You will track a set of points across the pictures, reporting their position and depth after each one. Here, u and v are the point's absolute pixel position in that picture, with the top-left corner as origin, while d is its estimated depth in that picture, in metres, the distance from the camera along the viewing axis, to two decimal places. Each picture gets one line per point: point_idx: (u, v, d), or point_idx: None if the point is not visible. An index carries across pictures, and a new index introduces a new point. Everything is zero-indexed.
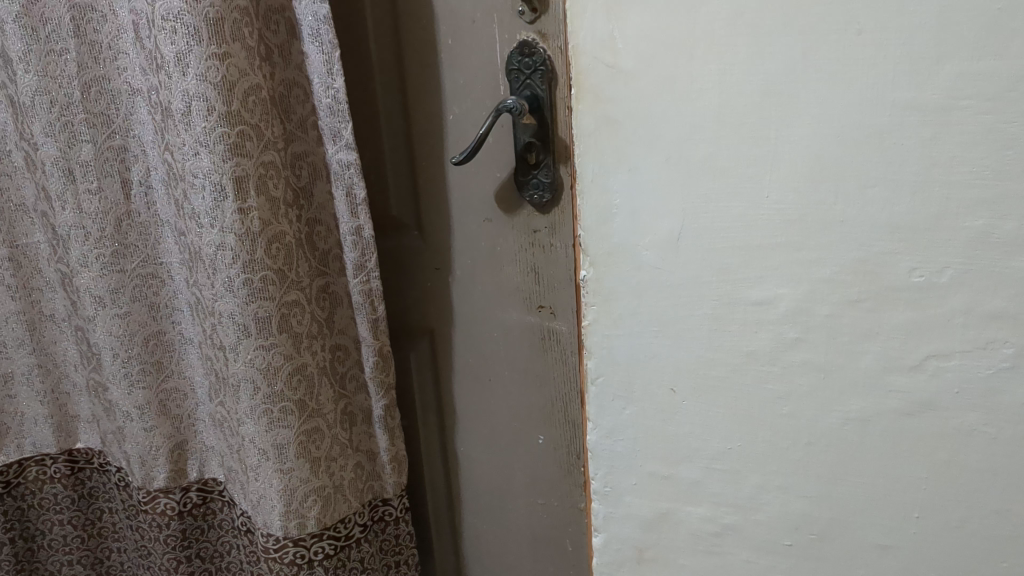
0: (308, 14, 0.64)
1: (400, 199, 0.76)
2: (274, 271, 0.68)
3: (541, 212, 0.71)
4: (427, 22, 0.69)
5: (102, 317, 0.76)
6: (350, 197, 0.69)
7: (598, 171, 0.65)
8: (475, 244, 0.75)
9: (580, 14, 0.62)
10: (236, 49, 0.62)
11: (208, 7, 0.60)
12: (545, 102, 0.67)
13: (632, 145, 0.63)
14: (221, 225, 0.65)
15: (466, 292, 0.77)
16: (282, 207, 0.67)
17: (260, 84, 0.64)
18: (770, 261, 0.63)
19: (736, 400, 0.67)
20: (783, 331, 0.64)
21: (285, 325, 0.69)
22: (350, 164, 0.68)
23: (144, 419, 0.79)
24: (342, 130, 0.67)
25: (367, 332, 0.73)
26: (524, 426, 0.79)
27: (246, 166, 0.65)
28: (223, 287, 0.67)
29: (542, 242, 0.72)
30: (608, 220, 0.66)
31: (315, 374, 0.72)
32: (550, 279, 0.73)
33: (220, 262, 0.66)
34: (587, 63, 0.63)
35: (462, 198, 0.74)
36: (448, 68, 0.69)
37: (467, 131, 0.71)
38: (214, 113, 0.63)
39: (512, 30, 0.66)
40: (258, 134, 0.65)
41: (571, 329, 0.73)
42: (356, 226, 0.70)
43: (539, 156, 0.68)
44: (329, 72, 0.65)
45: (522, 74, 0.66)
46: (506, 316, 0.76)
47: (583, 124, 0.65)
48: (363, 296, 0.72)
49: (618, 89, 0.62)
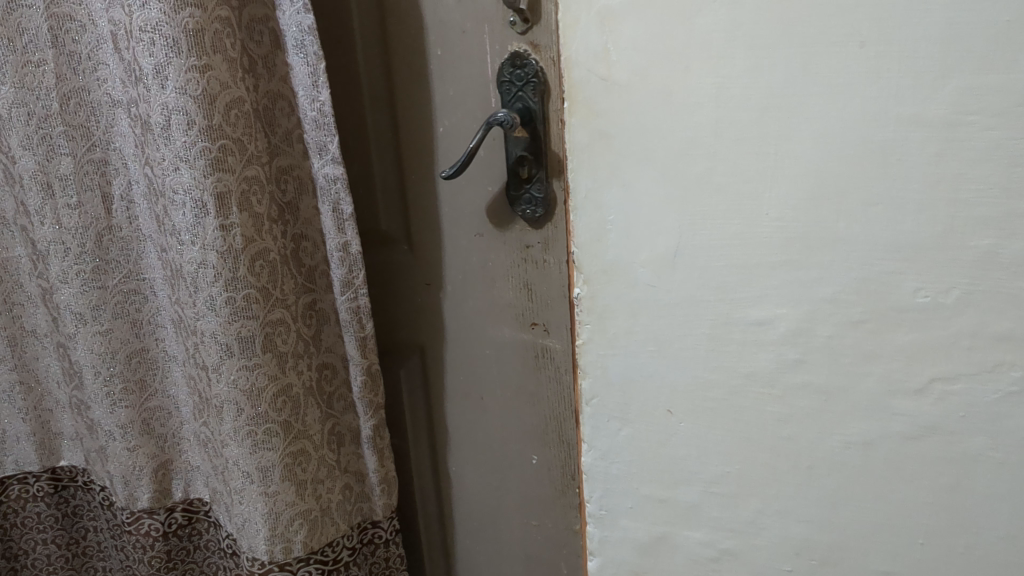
0: (292, 25, 0.62)
1: (389, 213, 0.74)
2: (257, 289, 0.66)
3: (534, 227, 0.69)
4: (416, 32, 0.67)
5: (82, 334, 0.73)
6: (336, 213, 0.67)
7: (592, 187, 0.63)
8: (467, 260, 0.73)
9: (573, 25, 0.59)
10: (217, 61, 0.60)
11: (187, 18, 0.58)
12: (538, 115, 0.64)
13: (627, 159, 0.61)
14: (203, 242, 0.63)
15: (457, 309, 0.75)
16: (266, 223, 0.65)
17: (243, 96, 0.62)
18: (770, 280, 0.61)
19: (735, 422, 0.65)
20: (783, 352, 0.62)
21: (269, 344, 0.67)
22: (337, 178, 0.66)
23: (127, 439, 0.76)
24: (328, 144, 0.65)
25: (355, 351, 0.71)
26: (518, 446, 0.77)
27: (228, 182, 0.62)
28: (205, 306, 0.65)
29: (535, 258, 0.70)
30: (603, 237, 0.64)
31: (301, 394, 0.70)
32: (544, 295, 0.71)
33: (202, 280, 0.64)
34: (580, 75, 0.60)
35: (453, 213, 0.71)
36: (438, 79, 0.67)
37: (458, 145, 0.69)
38: (195, 128, 0.61)
39: (503, 41, 0.64)
40: (241, 148, 0.63)
41: (565, 347, 0.71)
42: (343, 243, 0.68)
43: (532, 170, 0.66)
44: (314, 84, 0.63)
45: (513, 86, 0.64)
46: (499, 333, 0.74)
47: (575, 138, 0.62)
48: (350, 314, 0.70)
49: (612, 103, 0.60)
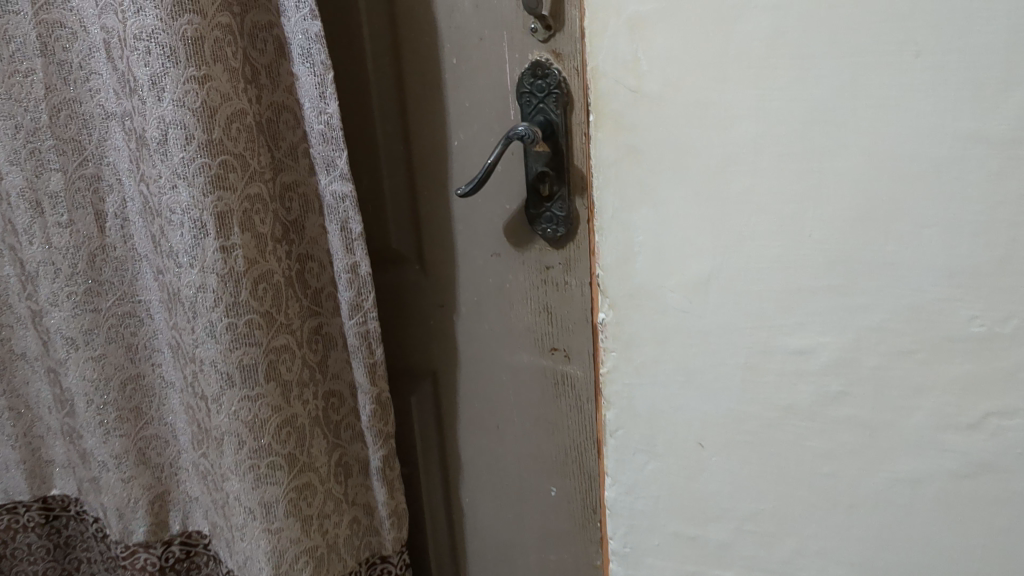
0: (298, 32, 0.58)
1: (400, 231, 0.70)
2: (261, 314, 0.61)
3: (555, 247, 0.64)
4: (430, 40, 0.62)
5: (74, 360, 0.70)
6: (345, 232, 0.62)
7: (620, 206, 0.59)
8: (483, 281, 0.68)
9: (600, 33, 0.55)
10: (218, 71, 0.56)
11: (185, 25, 0.54)
12: (560, 128, 0.60)
13: (657, 177, 0.57)
14: (202, 265, 0.59)
15: (472, 332, 0.71)
16: (269, 244, 0.61)
17: (245, 109, 0.58)
18: (812, 305, 0.56)
19: (771, 456, 0.61)
20: (824, 384, 0.58)
21: (273, 373, 0.63)
22: (345, 196, 0.61)
23: (122, 470, 0.72)
24: (336, 159, 0.60)
25: (364, 378, 0.67)
26: (536, 477, 0.73)
27: (230, 200, 0.58)
28: (204, 333, 0.61)
29: (556, 280, 0.65)
30: (630, 259, 0.60)
31: (307, 425, 0.66)
32: (565, 319, 0.66)
33: (201, 305, 0.60)
34: (607, 87, 0.56)
35: (469, 231, 0.67)
36: (453, 91, 0.63)
37: (474, 159, 0.65)
38: (193, 142, 0.56)
39: (524, 50, 0.60)
40: (242, 164, 0.59)
41: (587, 374, 0.67)
42: (352, 263, 0.63)
43: (553, 187, 0.62)
44: (321, 95, 0.59)
45: (534, 98, 0.60)
46: (516, 359, 0.70)
47: (602, 153, 0.58)
48: (359, 339, 0.65)
49: (643, 116, 0.56)
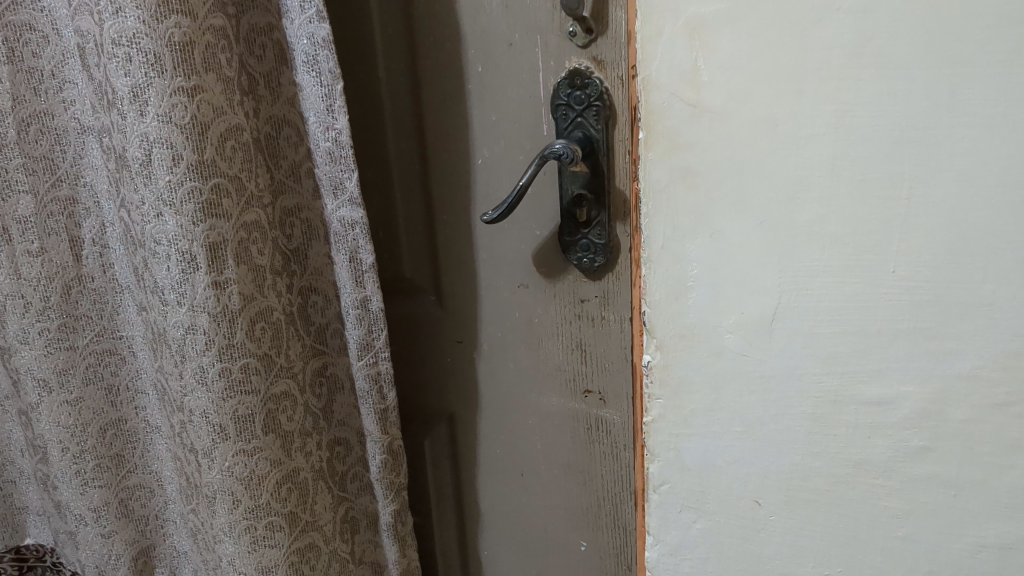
0: (302, 37, 0.50)
1: (414, 258, 0.62)
2: (258, 357, 0.54)
3: (591, 279, 0.57)
4: (451, 45, 0.55)
5: (47, 405, 0.60)
6: (354, 263, 0.55)
7: (670, 235, 0.52)
8: (507, 314, 0.61)
9: (654, 38, 0.48)
10: (211, 82, 0.49)
11: (172, 28, 0.47)
12: (600, 145, 0.53)
13: (715, 204, 0.50)
14: (192, 303, 0.51)
15: (494, 371, 0.63)
16: (268, 277, 0.54)
17: (241, 124, 0.51)
18: (892, 349, 0.48)
19: (839, 517, 0.53)
20: (903, 438, 0.50)
21: (272, 423, 0.55)
22: (355, 222, 0.54)
23: (101, 524, 0.64)
24: (345, 182, 0.53)
25: (374, 426, 0.59)
26: (564, 530, 0.65)
27: (224, 229, 0.51)
28: (193, 379, 0.53)
29: (591, 315, 0.58)
30: (682, 295, 0.52)
31: (310, 479, 0.59)
32: (601, 358, 0.59)
33: (190, 348, 0.52)
34: (660, 100, 0.49)
35: (493, 260, 0.60)
36: (477, 103, 0.56)
37: (500, 179, 0.57)
38: (182, 164, 0.49)
39: (559, 57, 0.52)
40: (238, 188, 0.51)
41: (624, 420, 0.60)
42: (362, 298, 0.56)
43: (591, 211, 0.55)
44: (329, 108, 0.51)
45: (571, 111, 0.53)
46: (544, 401, 0.62)
47: (652, 175, 0.51)
48: (369, 382, 0.58)
49: (700, 133, 0.49)
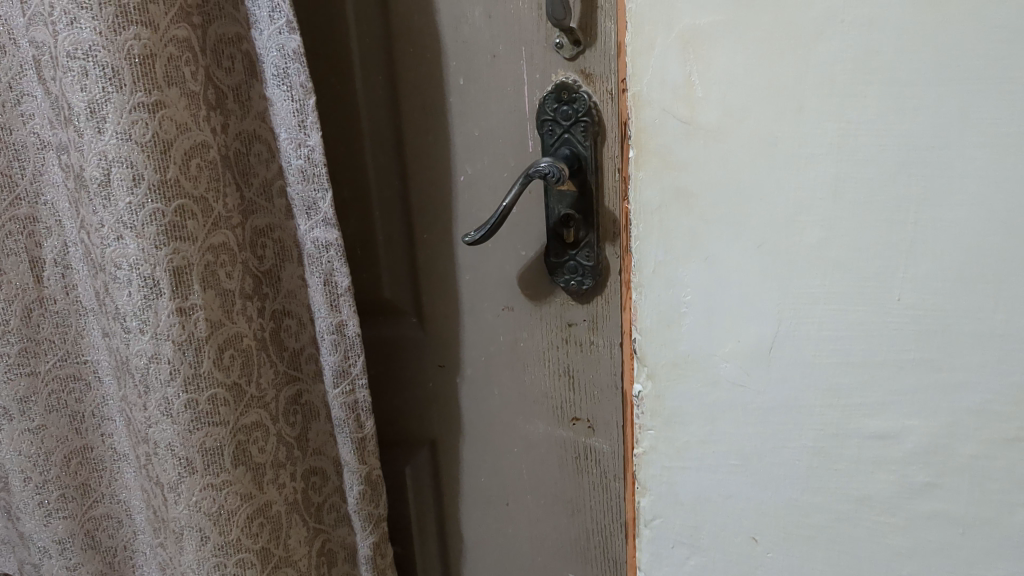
0: (272, 48, 0.47)
1: (394, 279, 0.59)
2: (226, 386, 0.51)
3: (579, 302, 0.54)
4: (432, 57, 0.52)
5: (7, 432, 0.58)
6: (328, 286, 0.52)
7: (663, 259, 0.48)
8: (492, 338, 0.58)
9: (646, 51, 0.45)
10: (173, 97, 0.46)
11: (131, 40, 0.44)
12: (588, 163, 0.50)
13: (711, 226, 0.46)
14: (156, 330, 0.48)
15: (478, 397, 0.60)
16: (237, 302, 0.51)
17: (207, 141, 0.48)
18: (897, 380, 0.45)
19: (839, 555, 0.50)
20: (908, 474, 0.46)
21: (242, 456, 0.52)
22: (330, 244, 0.51)
23: (66, 558, 0.61)
24: (318, 202, 0.50)
25: (351, 456, 0.56)
26: (552, 562, 0.63)
27: (188, 253, 0.48)
28: (158, 411, 0.50)
29: (580, 339, 0.55)
30: (675, 321, 0.49)
31: (283, 513, 0.56)
32: (590, 385, 0.56)
33: (154, 378, 0.49)
34: (652, 117, 0.46)
35: (477, 281, 0.57)
36: (460, 117, 0.53)
37: (483, 198, 0.54)
38: (143, 184, 0.46)
39: (545, 69, 0.50)
40: (204, 209, 0.48)
41: (614, 450, 0.57)
42: (337, 323, 0.53)
43: (579, 232, 0.52)
44: (301, 125, 0.48)
45: (559, 127, 0.50)
46: (530, 429, 0.59)
47: (644, 196, 0.48)
48: (346, 411, 0.55)
49: (695, 152, 0.46)
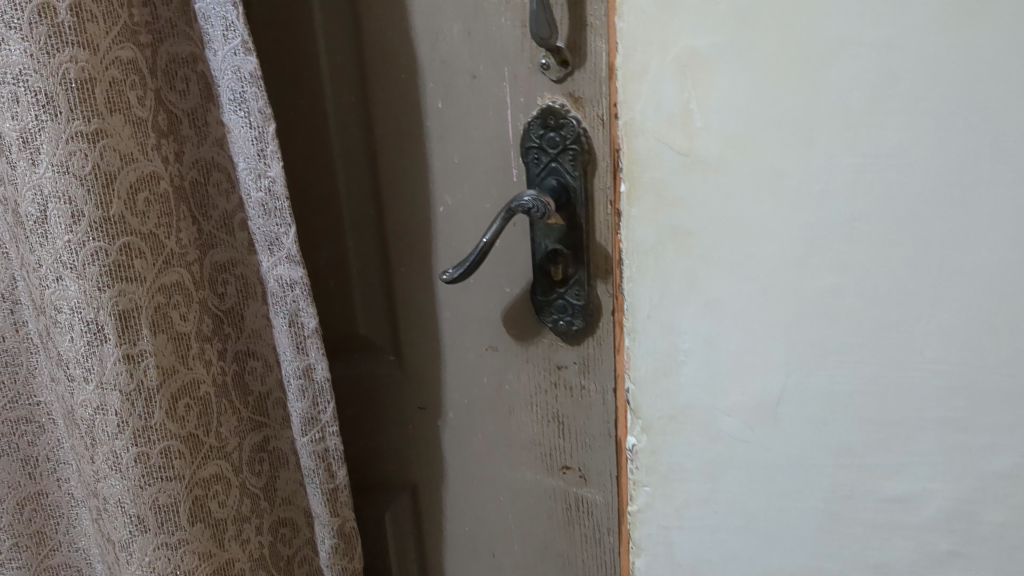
0: (226, 69, 0.43)
1: (370, 315, 0.55)
2: (181, 439, 0.46)
3: (569, 343, 0.50)
4: (408, 77, 0.48)
5: None
6: (294, 328, 0.47)
7: (658, 302, 0.43)
8: (475, 380, 0.54)
9: (638, 76, 0.40)
10: (117, 125, 0.41)
11: (66, 64, 0.40)
12: (578, 195, 0.46)
13: (709, 266, 0.41)
14: (100, 378, 0.44)
15: (460, 442, 0.56)
16: (193, 346, 0.46)
17: (158, 172, 0.44)
18: (910, 436, 0.40)
19: None
20: (930, 541, 0.41)
21: (200, 513, 0.48)
22: (295, 283, 0.46)
23: None
24: (281, 237, 0.45)
25: (322, 508, 0.52)
26: None
27: (136, 295, 0.43)
28: (106, 465, 0.45)
29: (569, 383, 0.51)
30: (671, 370, 0.44)
31: (248, 570, 0.51)
32: (581, 432, 0.52)
33: (101, 430, 0.45)
34: (645, 147, 0.41)
35: (458, 319, 0.53)
36: (438, 143, 0.49)
37: (464, 230, 0.50)
38: (83, 221, 0.41)
39: (530, 93, 0.46)
40: (153, 246, 0.44)
41: (608, 501, 0.53)
42: (305, 367, 0.48)
43: (567, 269, 0.48)
44: (260, 153, 0.44)
45: (545, 155, 0.46)
46: (517, 477, 0.55)
47: (637, 234, 0.43)
48: (316, 461, 0.50)
49: (694, 187, 0.40)
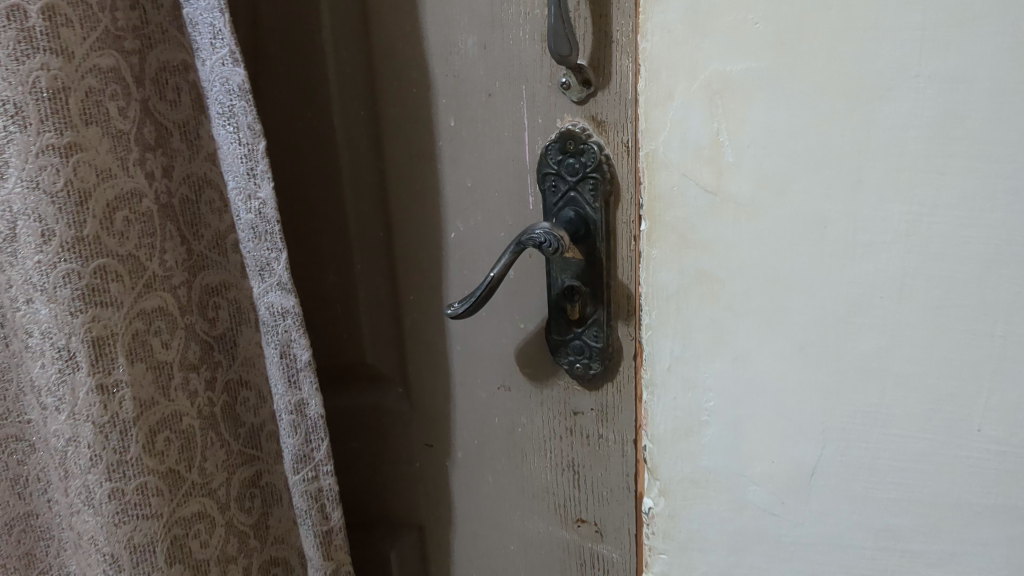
0: (215, 82, 0.39)
1: (378, 344, 0.51)
2: (161, 474, 0.43)
3: (587, 389, 0.45)
4: (420, 92, 0.44)
5: None
6: (286, 360, 0.44)
7: (679, 355, 0.38)
8: (486, 420, 0.50)
9: (662, 102, 0.35)
10: (93, 137, 0.38)
11: (37, 71, 0.36)
12: (598, 229, 0.41)
13: (737, 319, 0.36)
14: (73, 410, 0.40)
15: (470, 484, 0.52)
16: (175, 375, 0.43)
17: (141, 190, 0.41)
18: (962, 520, 0.34)
19: None
20: None
21: (180, 553, 0.44)
22: (288, 311, 0.43)
23: None
24: (272, 263, 0.42)
25: (314, 552, 0.47)
26: None
27: (112, 320, 0.40)
28: (80, 499, 0.42)
29: (586, 432, 0.46)
30: (693, 432, 0.39)
31: None
32: (598, 484, 0.47)
33: (74, 462, 0.41)
34: (669, 183, 0.35)
35: (469, 353, 0.49)
36: (451, 165, 0.45)
37: (476, 260, 0.46)
38: (54, 241, 0.38)
39: (549, 115, 0.41)
40: (133, 269, 0.41)
41: (625, 560, 0.48)
42: (297, 402, 0.45)
43: (585, 308, 0.43)
44: (250, 174, 0.40)
45: (564, 183, 0.41)
46: (529, 526, 0.51)
47: (658, 279, 0.37)
48: (309, 501, 0.46)
49: (722, 231, 0.35)
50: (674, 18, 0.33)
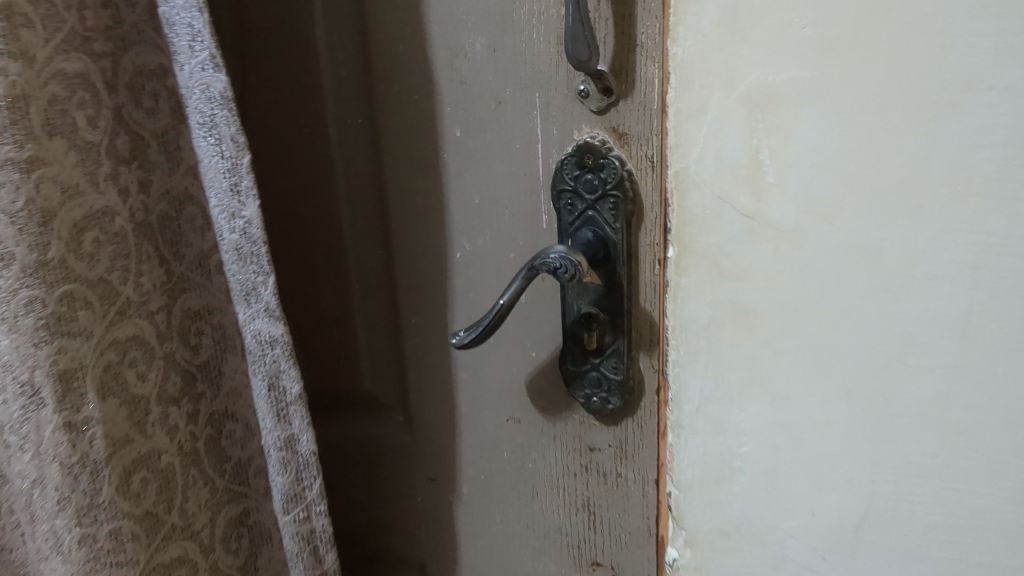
0: (194, 89, 0.35)
1: (377, 369, 0.47)
2: (136, 518, 0.39)
3: (604, 423, 0.41)
4: (422, 99, 0.40)
5: None
6: (274, 392, 0.40)
7: (710, 396, 0.33)
8: (493, 454, 0.46)
9: (695, 115, 0.30)
10: (57, 150, 0.35)
11: None
12: (618, 251, 0.37)
13: (775, 359, 0.31)
14: (38, 450, 0.35)
15: (475, 521, 0.48)
16: (151, 411, 0.40)
17: (112, 207, 0.37)
18: None
19: None
20: None
21: None
22: (277, 340, 0.39)
23: None
24: (259, 287, 0.38)
25: None
26: None
27: (80, 352, 0.36)
28: (46, 546, 0.37)
29: (603, 469, 0.42)
30: (725, 479, 0.34)
31: None
32: (615, 526, 0.43)
33: (40, 506, 0.36)
34: (701, 206, 0.31)
35: (475, 382, 0.45)
36: (456, 178, 0.41)
37: (484, 282, 0.42)
38: (14, 264, 0.33)
39: (564, 125, 0.37)
40: (105, 294, 0.37)
41: None
42: (286, 437, 0.41)
43: (604, 337, 0.39)
44: (234, 190, 0.36)
45: (581, 201, 0.37)
46: (540, 567, 0.47)
47: (687, 310, 0.33)
48: (300, 543, 0.42)
49: (761, 260, 0.30)
50: (710, 19, 0.29)
